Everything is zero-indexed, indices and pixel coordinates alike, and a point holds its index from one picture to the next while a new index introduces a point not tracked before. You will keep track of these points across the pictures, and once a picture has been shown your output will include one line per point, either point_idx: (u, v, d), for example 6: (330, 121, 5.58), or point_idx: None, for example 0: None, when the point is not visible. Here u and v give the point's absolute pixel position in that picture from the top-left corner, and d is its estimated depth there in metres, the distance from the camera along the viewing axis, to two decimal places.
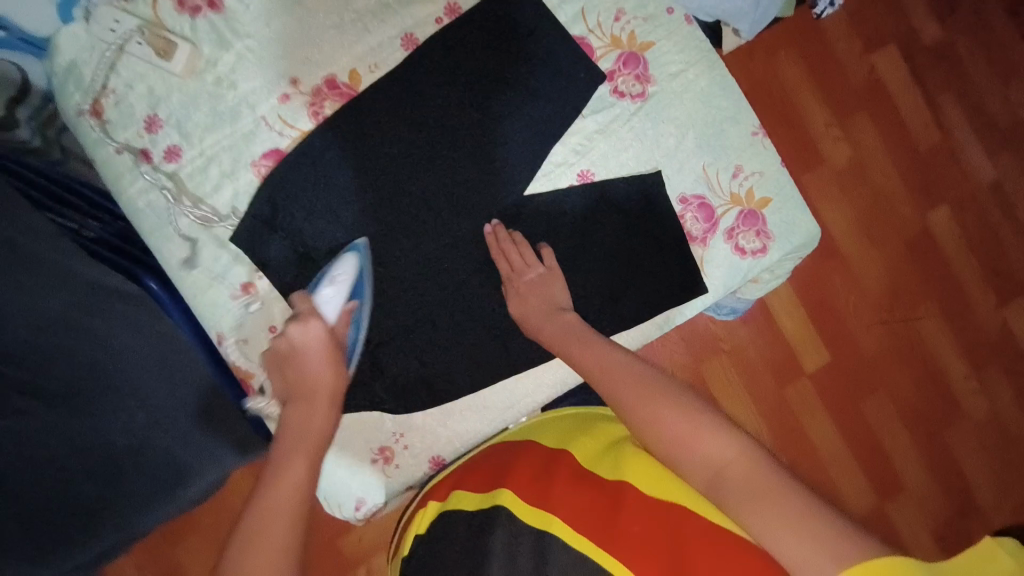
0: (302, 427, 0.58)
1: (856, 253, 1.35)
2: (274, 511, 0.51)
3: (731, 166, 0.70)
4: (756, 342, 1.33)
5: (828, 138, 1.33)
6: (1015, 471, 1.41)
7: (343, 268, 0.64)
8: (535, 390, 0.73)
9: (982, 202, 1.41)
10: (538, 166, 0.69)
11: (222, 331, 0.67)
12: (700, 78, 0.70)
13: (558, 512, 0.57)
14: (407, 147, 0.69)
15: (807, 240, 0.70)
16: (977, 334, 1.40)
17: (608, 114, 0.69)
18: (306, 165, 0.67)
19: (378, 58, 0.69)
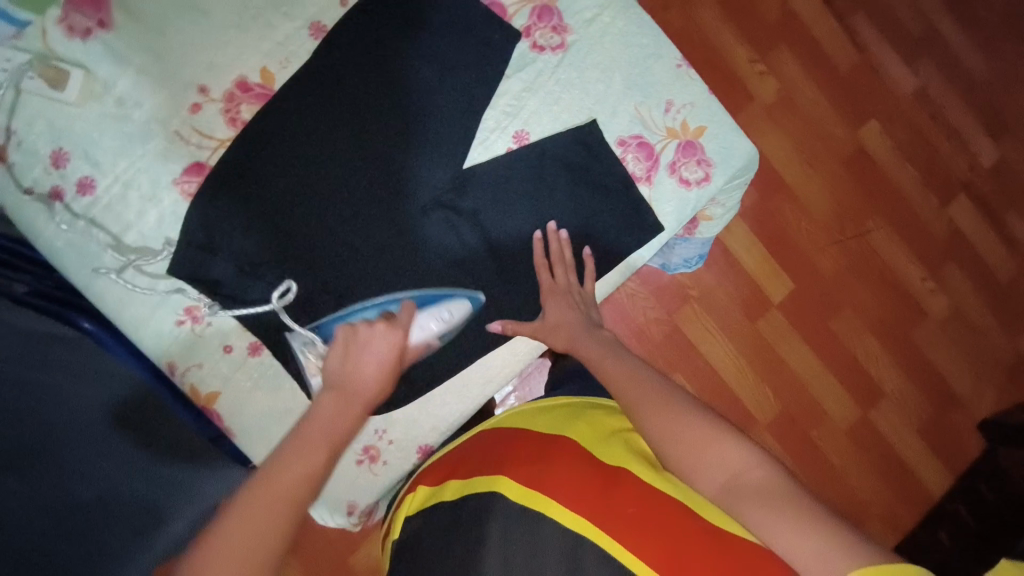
0: (330, 421, 0.53)
1: (800, 180, 1.39)
2: (274, 499, 0.47)
3: (661, 102, 0.68)
4: (722, 283, 1.36)
5: (754, 74, 1.37)
6: (983, 359, 1.47)
7: (453, 311, 0.65)
8: (509, 363, 0.72)
9: (912, 109, 1.45)
10: (471, 133, 0.66)
11: (172, 358, 0.65)
12: (618, 21, 0.68)
13: (555, 495, 0.58)
14: (328, 135, 0.64)
15: (747, 162, 0.69)
16: (926, 236, 1.45)
17: (532, 70, 0.68)
18: (235, 179, 0.63)
19: (288, 52, 0.66)
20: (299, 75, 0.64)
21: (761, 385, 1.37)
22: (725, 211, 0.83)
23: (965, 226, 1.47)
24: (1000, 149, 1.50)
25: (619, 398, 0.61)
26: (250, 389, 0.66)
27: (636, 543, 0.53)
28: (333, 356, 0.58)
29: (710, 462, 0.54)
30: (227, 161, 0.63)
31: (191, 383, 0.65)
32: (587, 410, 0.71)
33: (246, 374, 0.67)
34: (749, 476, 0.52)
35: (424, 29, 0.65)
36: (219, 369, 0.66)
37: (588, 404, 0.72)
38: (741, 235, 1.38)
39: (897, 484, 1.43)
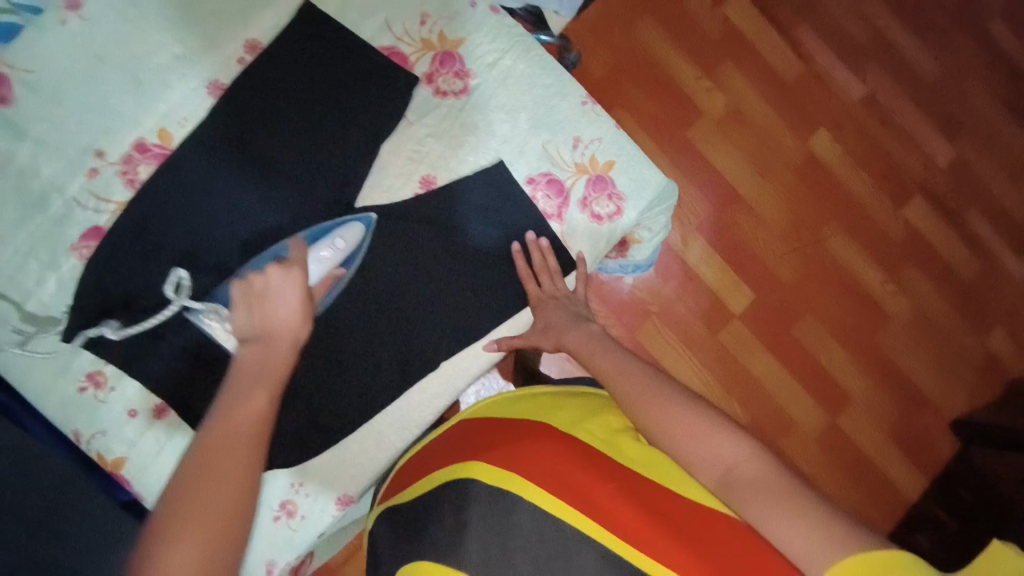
0: (261, 364, 0.57)
1: (753, 192, 1.39)
2: (227, 452, 0.50)
3: (569, 138, 0.70)
4: (681, 297, 1.36)
5: (700, 89, 1.38)
6: (956, 362, 1.44)
7: (346, 236, 0.66)
8: (425, 407, 0.71)
9: (862, 115, 1.44)
10: (363, 181, 0.69)
11: (77, 427, 0.67)
12: (520, 64, 0.70)
13: (533, 479, 0.60)
14: (238, 188, 0.67)
15: (658, 193, 0.70)
16: (884, 241, 1.43)
17: (436, 115, 0.70)
18: (145, 238, 0.67)
19: (186, 111, 0.67)
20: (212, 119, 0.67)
21: (726, 396, 1.36)
22: (653, 234, 0.83)
23: (924, 228, 1.45)
24: (956, 149, 1.48)
25: (619, 393, 0.64)
26: (155, 453, 0.68)
27: (614, 520, 0.56)
28: (240, 313, 0.61)
29: (704, 454, 0.57)
30: (127, 225, 0.66)
31: (98, 450, 0.67)
32: (561, 400, 0.73)
33: (150, 439, 0.68)
34: (740, 470, 0.55)
35: (324, 82, 0.69)
36: (124, 435, 0.68)
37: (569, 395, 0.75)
38: (697, 247, 1.37)
39: (872, 490, 1.39)
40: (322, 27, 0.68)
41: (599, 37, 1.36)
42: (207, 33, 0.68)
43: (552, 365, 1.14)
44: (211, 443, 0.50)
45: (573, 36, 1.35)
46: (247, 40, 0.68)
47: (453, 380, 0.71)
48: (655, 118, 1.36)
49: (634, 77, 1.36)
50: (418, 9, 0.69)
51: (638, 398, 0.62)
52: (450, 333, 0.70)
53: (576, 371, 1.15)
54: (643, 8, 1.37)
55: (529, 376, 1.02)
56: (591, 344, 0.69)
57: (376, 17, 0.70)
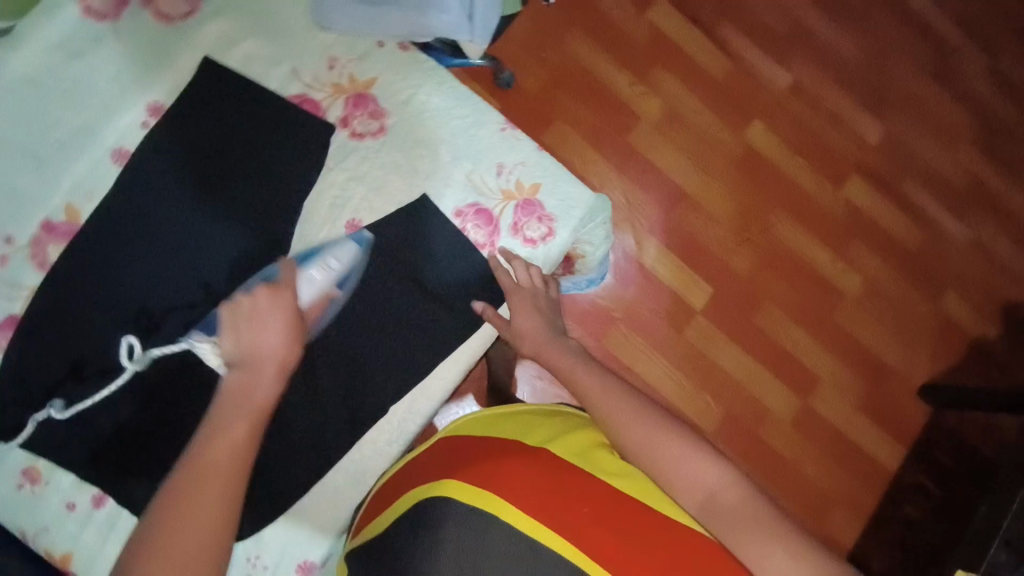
0: (246, 390, 0.58)
1: (698, 188, 1.40)
2: (206, 486, 0.53)
3: (493, 166, 0.74)
4: (643, 299, 1.35)
5: (635, 95, 1.40)
6: (916, 333, 1.45)
7: (341, 258, 0.68)
8: (377, 451, 0.71)
9: (791, 103, 1.48)
10: (293, 232, 0.71)
11: (21, 526, 0.65)
12: (433, 98, 0.75)
13: (519, 503, 0.54)
14: (153, 238, 0.68)
15: (587, 211, 0.75)
16: (827, 221, 1.45)
17: (356, 157, 0.73)
18: (56, 313, 0.66)
19: (92, 185, 0.69)
20: (148, 142, 0.69)
21: (699, 392, 1.34)
22: (597, 249, 0.83)
23: (864, 205, 1.47)
24: (885, 125, 1.51)
25: (598, 414, 0.63)
26: (100, 543, 0.65)
27: (592, 546, 0.53)
28: (228, 337, 0.61)
29: (685, 478, 0.57)
30: (39, 309, 0.66)
31: (44, 547, 0.65)
32: (533, 416, 0.67)
33: (94, 530, 0.65)
34: (724, 495, 0.56)
35: (239, 133, 0.71)
36: (67, 529, 0.65)
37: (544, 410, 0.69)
38: (651, 248, 1.37)
39: (852, 466, 1.37)
40: (227, 76, 0.71)
41: (531, 53, 1.37)
42: (107, 102, 0.70)
43: (524, 384, 1.14)
44: (197, 475, 0.53)
45: (505, 56, 1.37)
46: (149, 104, 0.71)
47: (405, 424, 0.72)
48: (595, 127, 1.38)
49: (569, 88, 1.38)
50: (326, 53, 0.74)
51: (619, 417, 0.61)
52: (398, 371, 0.71)
53: (547, 388, 1.14)
54: (570, 22, 1.40)
55: (502, 400, 1.01)
56: (564, 355, 0.70)
57: (282, 66, 0.74)
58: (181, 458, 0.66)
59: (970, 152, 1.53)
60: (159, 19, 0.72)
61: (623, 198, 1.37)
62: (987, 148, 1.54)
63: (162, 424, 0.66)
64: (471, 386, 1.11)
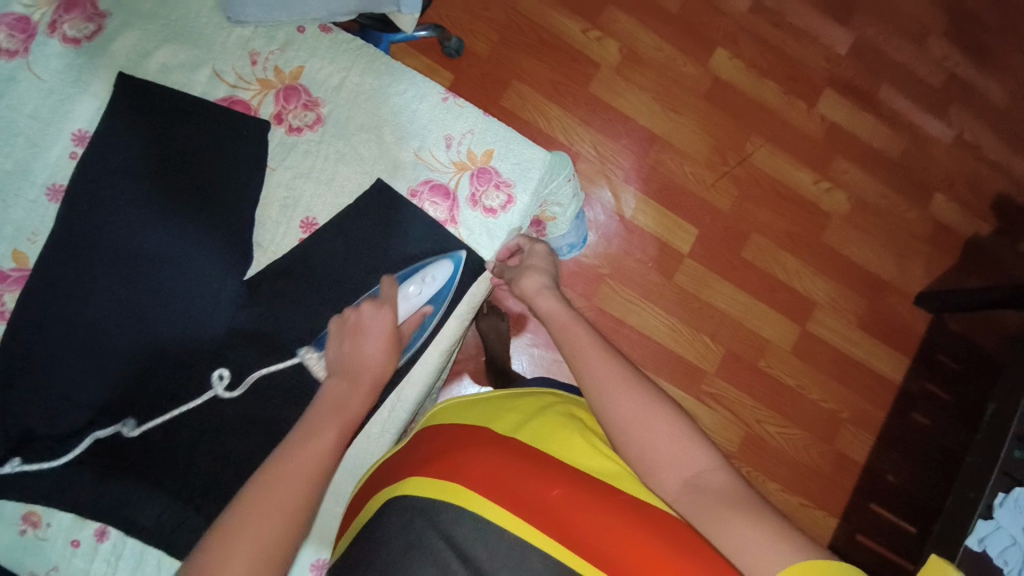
0: (342, 402, 0.59)
1: (669, 129, 1.36)
2: (288, 486, 0.51)
3: (440, 141, 0.72)
4: (628, 250, 1.33)
5: (591, 41, 1.35)
6: (908, 240, 1.43)
7: (438, 273, 0.69)
8: (371, 444, 0.71)
9: (754, 24, 1.42)
10: (249, 239, 0.69)
11: (30, 570, 0.65)
12: (367, 80, 0.73)
13: (477, 488, 0.53)
14: (105, 264, 0.66)
15: (544, 170, 0.73)
16: (805, 141, 1.41)
17: (296, 152, 0.71)
18: (19, 361, 0.64)
19: (34, 226, 0.67)
20: (85, 158, 0.67)
21: (698, 335, 1.33)
22: (565, 208, 0.82)
23: (842, 118, 1.43)
24: (853, 32, 1.45)
25: (585, 383, 0.60)
26: (111, 574, 0.66)
27: (559, 527, 0.50)
28: (333, 346, 0.64)
29: (671, 456, 0.54)
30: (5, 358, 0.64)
31: None
32: (513, 402, 0.67)
33: (101, 561, 0.66)
34: (711, 477, 0.53)
35: (176, 141, 0.69)
36: (75, 565, 0.66)
37: (543, 392, 0.70)
38: (629, 198, 1.34)
39: (857, 384, 1.37)
40: (153, 89, 0.69)
41: (479, 17, 1.32)
42: (33, 139, 0.68)
43: (522, 355, 1.13)
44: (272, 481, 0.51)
45: (451, 22, 1.31)
46: (73, 133, 0.69)
47: (395, 415, 0.72)
48: (555, 82, 1.33)
49: (524, 48, 1.33)
50: (247, 50, 0.72)
51: (607, 384, 0.58)
52: None
53: (545, 354, 1.14)
54: None
55: (498, 374, 1.01)
56: (558, 306, 0.67)
57: (203, 70, 0.71)
58: (182, 482, 0.66)
59: (944, 47, 1.48)
60: (68, 43, 0.69)
61: (594, 150, 1.34)
62: (961, 42, 1.49)
63: (152, 452, 0.66)
64: (468, 365, 1.11)
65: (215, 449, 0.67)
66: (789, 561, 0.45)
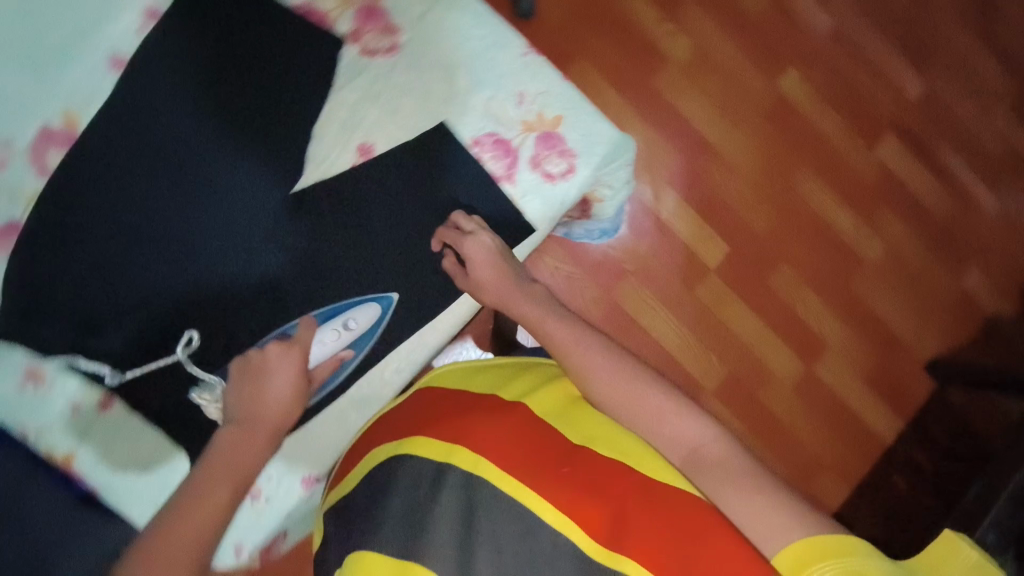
0: (238, 452, 0.57)
1: (723, 140, 1.34)
2: (177, 545, 0.50)
3: (512, 96, 0.70)
4: (656, 252, 1.31)
5: (665, 34, 1.31)
6: (931, 302, 1.41)
7: (359, 320, 0.68)
8: (383, 381, 0.71)
9: (832, 52, 1.39)
10: (302, 154, 0.68)
11: (24, 425, 0.65)
12: (448, 17, 0.70)
13: (486, 453, 0.54)
14: (155, 154, 0.66)
15: (610, 147, 0.71)
16: (855, 182, 1.39)
17: (367, 74, 0.69)
18: (60, 230, 0.65)
19: (91, 91, 0.65)
20: (157, 41, 0.66)
21: (705, 350, 1.32)
22: (614, 192, 0.80)
23: (896, 167, 1.41)
24: (928, 84, 1.42)
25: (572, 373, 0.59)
26: (105, 445, 0.66)
27: (561, 495, 0.51)
28: (233, 389, 0.62)
29: (668, 429, 0.54)
30: (43, 221, 0.64)
31: (46, 446, 0.65)
32: (514, 367, 0.67)
33: (97, 430, 0.66)
34: (708, 449, 0.52)
35: (249, 42, 0.67)
36: (70, 429, 0.65)
37: (554, 362, 0.68)
38: (669, 201, 1.32)
39: (850, 432, 1.37)
40: None
41: None
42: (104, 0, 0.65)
43: None
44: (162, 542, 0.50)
45: None
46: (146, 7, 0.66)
47: (412, 357, 0.72)
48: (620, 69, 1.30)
49: (596, 26, 1.28)
50: None
51: (590, 371, 0.57)
52: (410, 303, 0.70)
53: None
54: None
55: (506, 343, 1.00)
56: (525, 305, 0.64)
57: None
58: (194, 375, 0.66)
59: (1015, 119, 1.45)
60: None
61: (644, 145, 1.31)
62: None
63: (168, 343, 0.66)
64: (477, 329, 1.10)
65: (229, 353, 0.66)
66: (791, 537, 0.44)
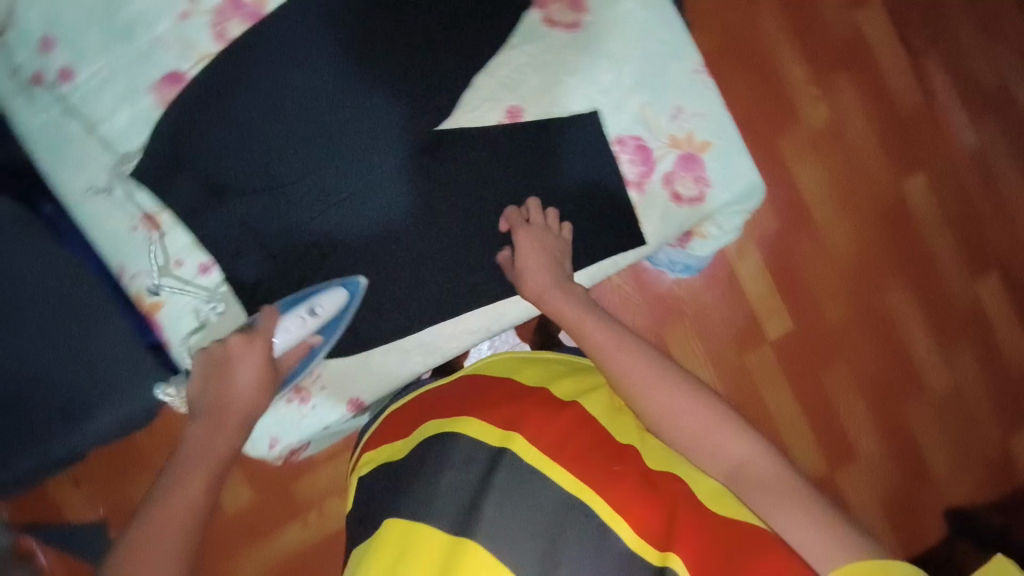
0: (206, 447, 0.57)
1: (825, 216, 1.26)
2: (159, 539, 0.51)
3: (669, 107, 0.70)
4: (720, 307, 1.24)
5: (807, 96, 1.22)
6: (975, 453, 1.33)
7: (325, 304, 0.65)
8: (456, 335, 0.70)
9: (967, 171, 1.31)
10: (455, 95, 0.68)
11: (124, 264, 0.65)
12: (639, 12, 0.70)
13: (538, 444, 0.56)
14: (327, 55, 0.66)
15: (747, 189, 0.70)
16: (945, 308, 1.32)
17: (540, 43, 0.69)
18: (215, 98, 0.65)
19: None
20: None
21: None
22: (721, 231, 0.77)
23: (991, 307, 1.34)
24: None
25: (614, 378, 0.59)
26: (190, 309, 0.67)
27: (615, 494, 0.53)
28: (197, 384, 0.60)
29: (715, 446, 0.55)
30: (208, 83, 0.64)
31: (137, 289, 0.65)
32: (565, 368, 0.70)
33: (189, 292, 0.66)
34: (754, 466, 0.53)
35: None
36: (165, 282, 0.66)
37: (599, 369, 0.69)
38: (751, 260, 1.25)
39: None
40: None
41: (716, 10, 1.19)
42: None
43: None
44: (142, 539, 0.51)
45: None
46: None
47: (491, 320, 0.71)
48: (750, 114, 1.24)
49: (740, 65, 1.21)
50: None
51: (637, 378, 0.58)
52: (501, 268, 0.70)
53: None
54: None
55: None
56: (569, 308, 0.63)
57: None
58: (291, 267, 0.67)
59: None
60: None
61: None
62: None
63: (277, 234, 0.66)
64: None
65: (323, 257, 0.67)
66: (844, 559, 0.45)
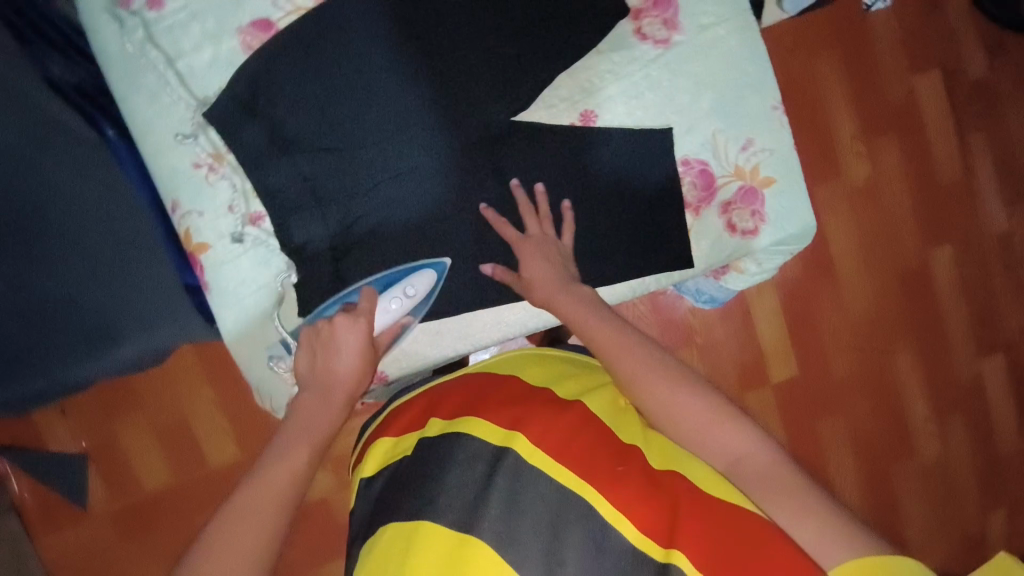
0: (311, 417, 0.61)
1: (849, 271, 1.26)
2: (263, 501, 0.54)
3: (742, 138, 0.73)
4: (730, 342, 1.25)
5: (852, 152, 1.23)
6: (951, 528, 1.34)
7: (418, 285, 0.66)
8: (486, 326, 0.73)
9: (992, 252, 1.32)
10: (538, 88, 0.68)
11: (177, 198, 0.67)
12: (733, 41, 0.73)
13: (540, 445, 0.56)
14: (418, 29, 0.65)
15: (799, 231, 0.73)
16: (947, 382, 1.33)
17: (628, 53, 0.72)
18: (299, 50, 0.64)
19: None
20: None
21: None
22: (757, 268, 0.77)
23: (992, 388, 1.35)
24: None
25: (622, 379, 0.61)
26: (237, 254, 0.67)
27: (617, 493, 0.52)
28: (304, 358, 0.63)
29: (719, 444, 0.56)
30: (294, 36, 0.64)
31: (188, 227, 0.67)
32: (573, 370, 0.70)
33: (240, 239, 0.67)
34: (752, 460, 0.55)
35: None
36: (217, 224, 0.67)
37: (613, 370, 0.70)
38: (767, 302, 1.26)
39: None
40: None
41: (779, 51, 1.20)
42: None
43: None
44: (246, 502, 0.53)
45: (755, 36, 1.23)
46: None
47: (525, 319, 0.73)
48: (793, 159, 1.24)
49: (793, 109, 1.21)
50: None
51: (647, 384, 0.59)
52: None
53: None
54: (837, 42, 1.21)
55: None
56: (581, 316, 0.64)
57: None
58: (341, 230, 0.66)
59: None
60: None
61: None
62: None
63: (334, 194, 0.66)
64: None
65: (373, 227, 0.67)
66: (844, 559, 0.45)
